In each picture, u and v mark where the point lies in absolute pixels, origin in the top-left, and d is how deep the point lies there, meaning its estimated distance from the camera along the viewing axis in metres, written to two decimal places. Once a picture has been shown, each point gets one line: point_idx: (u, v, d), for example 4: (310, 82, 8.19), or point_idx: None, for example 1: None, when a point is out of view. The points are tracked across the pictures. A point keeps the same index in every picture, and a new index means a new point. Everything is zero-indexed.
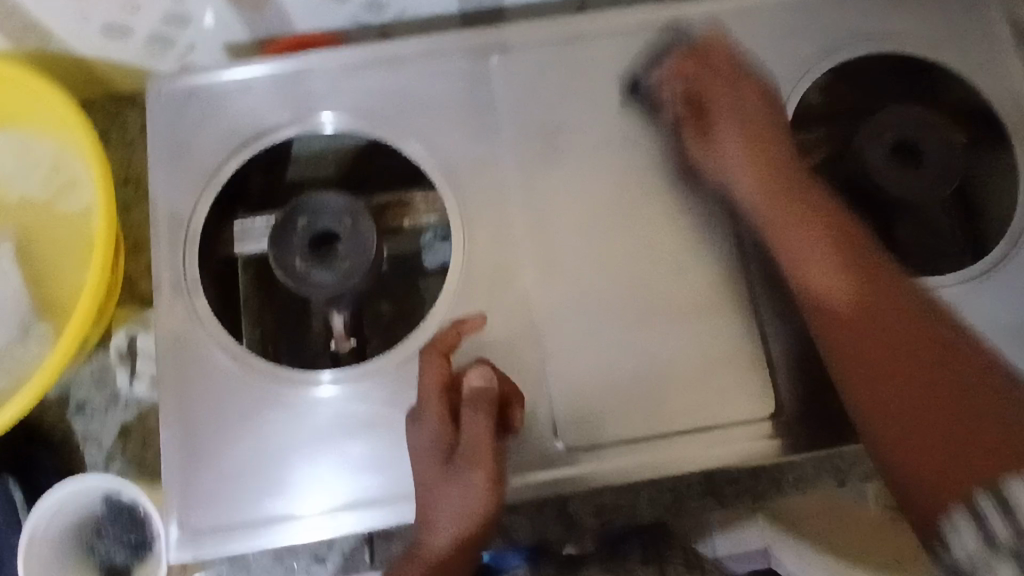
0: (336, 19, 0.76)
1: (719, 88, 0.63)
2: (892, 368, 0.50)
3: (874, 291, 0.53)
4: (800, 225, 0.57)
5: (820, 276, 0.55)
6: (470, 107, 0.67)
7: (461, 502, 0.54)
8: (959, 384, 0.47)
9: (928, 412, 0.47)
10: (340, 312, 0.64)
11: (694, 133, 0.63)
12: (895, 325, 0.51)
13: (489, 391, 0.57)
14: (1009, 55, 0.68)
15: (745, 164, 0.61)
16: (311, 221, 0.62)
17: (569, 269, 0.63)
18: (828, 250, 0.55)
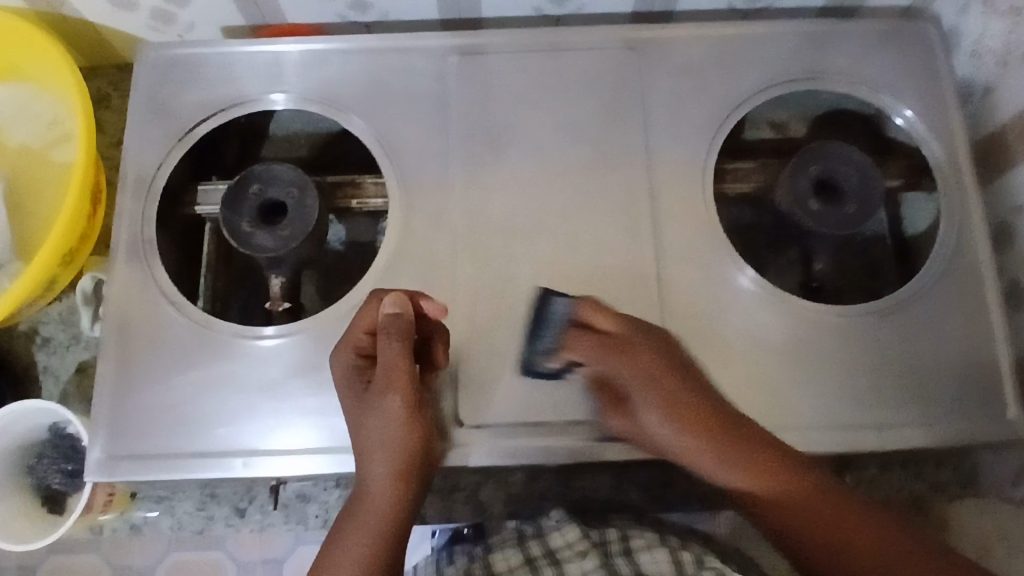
0: (325, 15, 0.81)
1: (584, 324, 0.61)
2: (830, 552, 0.56)
3: (785, 479, 0.58)
4: (685, 394, 0.60)
5: (752, 482, 0.58)
6: (427, 102, 0.71)
7: (385, 429, 0.58)
8: (852, 511, 0.57)
9: (899, 560, 0.55)
10: (278, 276, 0.69)
11: (580, 333, 0.61)
12: (835, 499, 0.58)
13: (403, 318, 0.59)
14: (948, 110, 0.72)
15: (605, 359, 0.60)
16: (261, 189, 0.67)
17: (495, 261, 0.67)
18: (762, 467, 0.58)
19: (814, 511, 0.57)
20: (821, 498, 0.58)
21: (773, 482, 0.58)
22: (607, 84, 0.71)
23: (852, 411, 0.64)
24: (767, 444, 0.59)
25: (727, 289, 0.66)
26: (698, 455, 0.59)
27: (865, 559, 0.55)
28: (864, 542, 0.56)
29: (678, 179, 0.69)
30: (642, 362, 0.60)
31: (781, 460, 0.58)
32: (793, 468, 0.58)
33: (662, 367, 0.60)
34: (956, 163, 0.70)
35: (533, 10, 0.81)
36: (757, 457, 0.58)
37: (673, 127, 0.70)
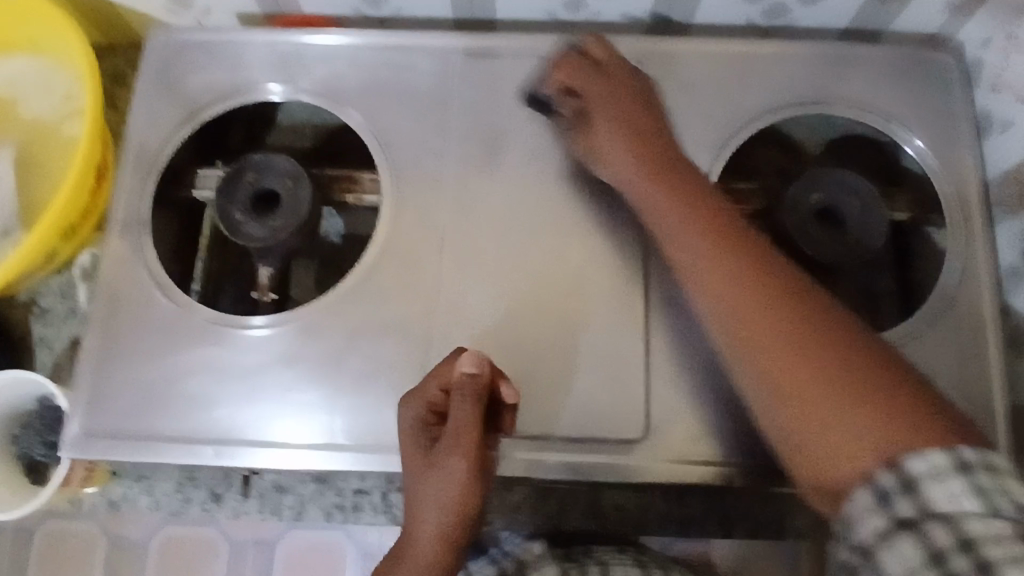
0: (339, 7, 0.81)
1: (609, 108, 0.64)
2: (794, 381, 0.50)
3: (776, 295, 0.53)
4: (710, 212, 0.58)
5: (716, 287, 0.55)
6: (430, 103, 0.71)
7: (440, 491, 0.56)
8: (862, 379, 0.49)
9: (840, 396, 0.48)
10: (268, 266, 0.68)
11: (582, 131, 0.66)
12: (806, 351, 0.50)
13: (478, 381, 0.57)
14: (963, 146, 0.70)
15: (637, 189, 0.62)
16: (257, 178, 0.67)
17: (484, 267, 0.66)
18: (732, 271, 0.54)
19: (795, 325, 0.51)
20: (819, 321, 0.51)
21: (721, 258, 0.55)
22: None
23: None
24: (755, 265, 0.54)
25: None
26: (690, 260, 0.57)
27: (839, 403, 0.48)
28: (836, 398, 0.48)
29: None
30: (671, 176, 0.61)
31: (785, 290, 0.53)
32: (803, 306, 0.52)
33: (664, 170, 0.61)
34: (967, 200, 0.68)
35: (546, 15, 0.80)
36: (769, 270, 0.54)
37: (675, 143, 0.69)
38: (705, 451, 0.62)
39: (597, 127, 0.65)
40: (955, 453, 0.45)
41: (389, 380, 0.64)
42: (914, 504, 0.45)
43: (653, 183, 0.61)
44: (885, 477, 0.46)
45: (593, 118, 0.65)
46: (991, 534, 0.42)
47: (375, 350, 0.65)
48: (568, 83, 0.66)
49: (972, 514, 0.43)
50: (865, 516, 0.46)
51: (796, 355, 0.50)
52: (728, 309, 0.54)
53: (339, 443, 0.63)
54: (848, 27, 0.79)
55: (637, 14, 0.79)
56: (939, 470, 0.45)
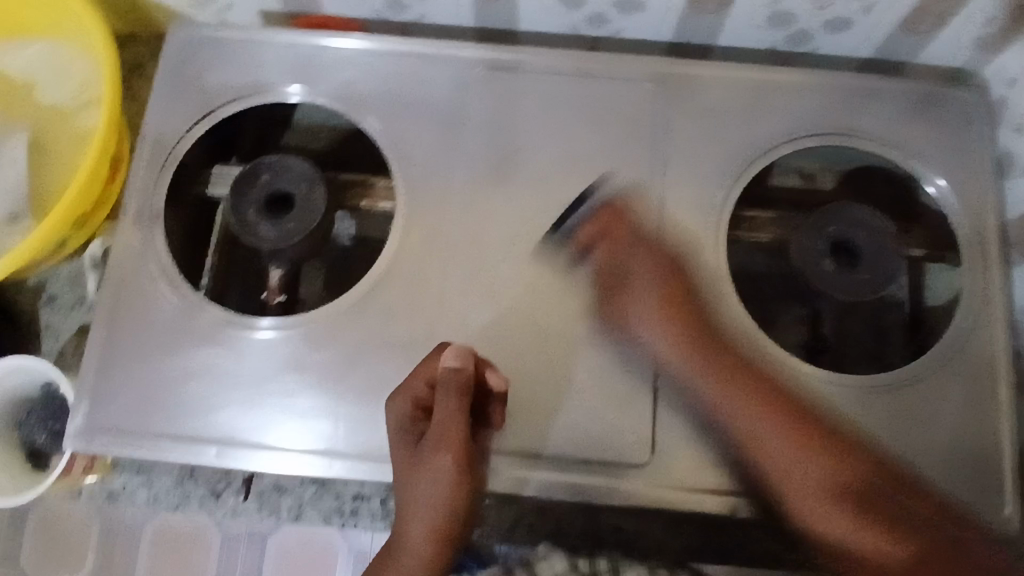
0: (363, 10, 0.81)
1: (638, 262, 0.66)
2: (818, 494, 0.58)
3: (784, 424, 0.60)
4: (720, 370, 0.62)
5: (751, 415, 0.61)
6: (450, 112, 0.71)
7: (429, 485, 0.57)
8: (859, 489, 0.57)
9: (857, 515, 0.56)
10: (278, 268, 0.69)
11: (605, 245, 0.66)
12: (793, 463, 0.59)
13: (462, 373, 0.59)
14: (983, 185, 0.70)
15: (610, 250, 0.66)
16: (271, 180, 0.67)
17: (494, 282, 0.66)
18: (725, 385, 0.62)
19: (802, 434, 0.59)
20: (818, 442, 0.59)
21: (728, 392, 0.62)
22: (632, 114, 0.71)
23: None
24: (760, 389, 0.61)
25: (726, 345, 0.64)
26: (685, 368, 0.63)
27: (832, 506, 0.57)
28: (848, 510, 0.56)
29: (688, 222, 0.68)
30: (623, 231, 0.66)
31: (776, 404, 0.61)
32: (788, 412, 0.60)
33: (666, 260, 0.65)
34: (985, 240, 0.68)
35: (569, 29, 0.80)
36: (716, 363, 0.63)
37: (691, 167, 0.69)
38: (707, 479, 0.62)
39: (632, 316, 0.65)
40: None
41: (394, 391, 0.64)
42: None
43: (684, 347, 0.63)
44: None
45: (624, 285, 0.66)
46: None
47: (382, 360, 0.65)
48: (596, 246, 0.67)
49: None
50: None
51: (812, 476, 0.58)
52: (753, 433, 0.60)
53: (342, 450, 0.63)
54: (871, 58, 0.79)
55: (660, 34, 0.79)
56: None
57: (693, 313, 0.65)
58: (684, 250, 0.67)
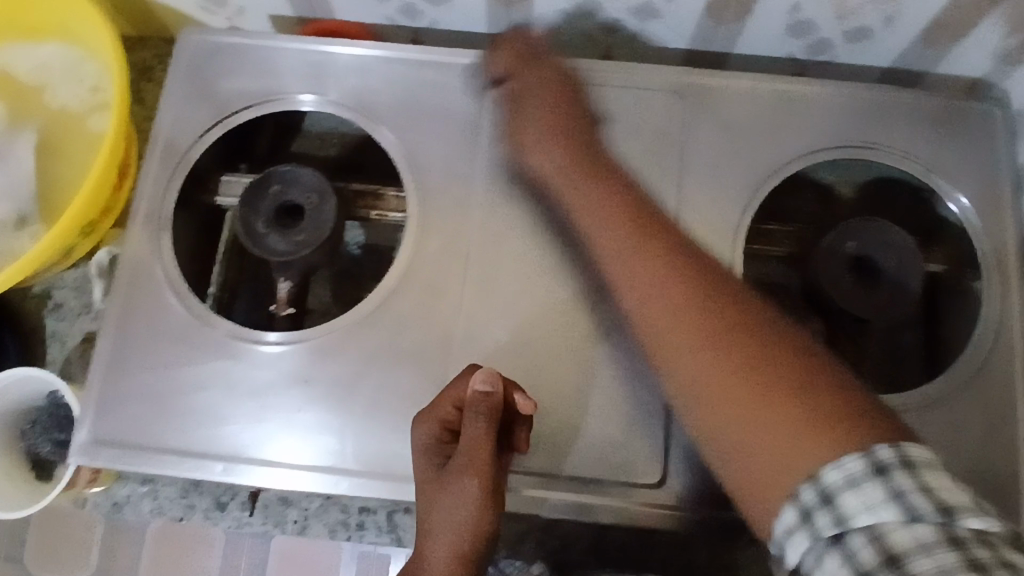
0: (374, 15, 0.80)
1: (534, 121, 0.66)
2: (727, 393, 0.50)
3: (679, 276, 0.55)
4: (628, 224, 0.59)
5: (661, 294, 0.55)
6: (464, 123, 0.70)
7: (452, 510, 0.54)
8: (783, 393, 0.48)
9: (784, 398, 0.47)
10: (286, 280, 0.67)
11: (512, 141, 0.67)
12: (709, 315, 0.52)
13: (491, 398, 0.55)
14: (1004, 200, 0.69)
15: (571, 186, 0.63)
16: (281, 191, 0.66)
17: (507, 296, 0.65)
18: (640, 256, 0.57)
19: (734, 349, 0.50)
20: (752, 341, 0.50)
21: (619, 242, 0.59)
22: (648, 126, 0.69)
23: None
24: (646, 233, 0.58)
25: None
26: (604, 249, 0.60)
27: (789, 411, 0.47)
28: (778, 415, 0.47)
29: (706, 234, 0.67)
30: (536, 99, 0.67)
31: (709, 281, 0.54)
32: (750, 309, 0.53)
33: (583, 160, 0.64)
34: (1004, 257, 0.67)
35: (584, 37, 0.78)
36: (665, 258, 0.57)
37: (709, 178, 0.68)
38: (721, 501, 0.61)
39: (533, 144, 0.66)
40: (872, 457, 0.44)
41: (404, 407, 0.63)
42: (833, 518, 0.44)
43: (574, 175, 0.63)
44: (806, 489, 0.45)
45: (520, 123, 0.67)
46: (863, 507, 0.43)
47: (391, 375, 0.64)
48: (501, 68, 0.69)
49: (892, 525, 0.42)
50: (789, 540, 0.45)
51: (732, 377, 0.50)
52: (671, 328, 0.54)
53: (349, 467, 0.62)
54: (891, 68, 0.77)
55: (675, 42, 0.78)
56: (857, 476, 0.43)
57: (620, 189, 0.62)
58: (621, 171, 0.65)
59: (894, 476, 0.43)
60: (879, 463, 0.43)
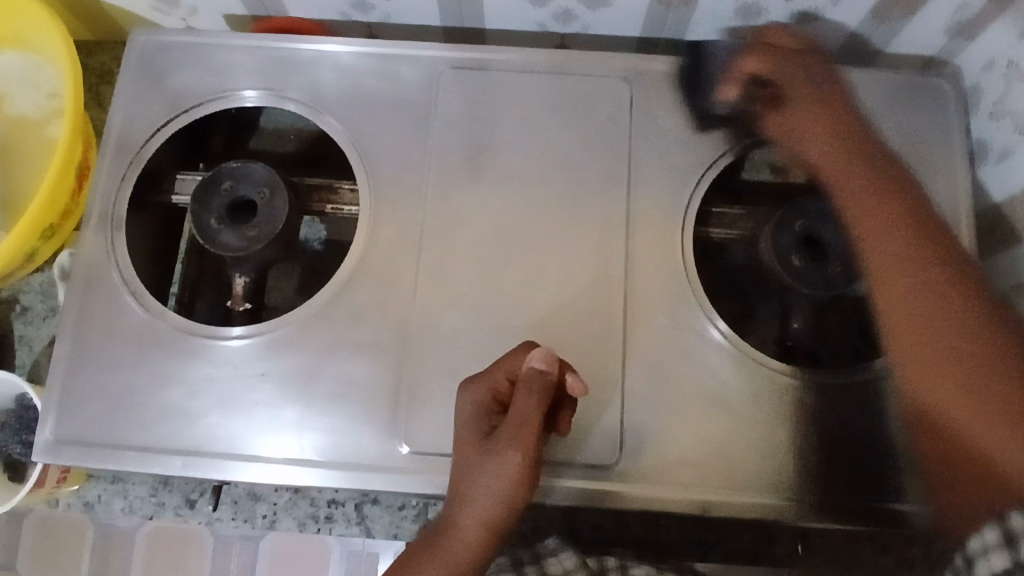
0: (327, 11, 0.80)
1: (802, 105, 0.64)
2: (937, 367, 0.54)
3: (940, 263, 0.57)
4: (879, 195, 0.60)
5: (907, 263, 0.57)
6: (415, 113, 0.69)
7: (492, 480, 0.54)
8: (1004, 378, 0.51)
9: (998, 390, 0.51)
10: (243, 276, 0.68)
11: (771, 112, 0.66)
12: (967, 304, 0.55)
13: (548, 375, 0.56)
14: (956, 173, 0.69)
15: (832, 159, 0.62)
16: (234, 186, 0.67)
17: (460, 283, 0.64)
18: (864, 213, 0.60)
19: (940, 319, 0.55)
20: (947, 313, 0.55)
21: (853, 201, 0.61)
22: (601, 108, 0.69)
23: (803, 485, 0.60)
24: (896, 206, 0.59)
25: (696, 345, 0.63)
26: (845, 200, 0.62)
27: (995, 396, 0.51)
28: (980, 386, 0.52)
29: (658, 216, 0.66)
30: (789, 74, 0.65)
31: (931, 249, 0.58)
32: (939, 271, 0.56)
33: (842, 119, 0.63)
34: (954, 230, 0.67)
35: (537, 26, 0.79)
36: (891, 214, 0.59)
37: (659, 159, 0.68)
38: (678, 480, 0.61)
39: (771, 117, 0.66)
40: (1005, 527, 0.49)
41: (361, 397, 0.62)
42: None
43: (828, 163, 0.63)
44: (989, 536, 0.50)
45: (784, 97, 0.65)
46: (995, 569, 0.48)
47: (346, 364, 0.63)
48: (756, 69, 0.65)
49: None
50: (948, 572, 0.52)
51: (934, 345, 0.54)
52: (903, 296, 0.57)
53: (309, 458, 0.62)
54: (843, 47, 0.78)
55: (627, 29, 0.78)
56: (991, 546, 0.49)
57: (863, 142, 0.63)
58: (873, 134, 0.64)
59: None
60: (1012, 535, 0.48)
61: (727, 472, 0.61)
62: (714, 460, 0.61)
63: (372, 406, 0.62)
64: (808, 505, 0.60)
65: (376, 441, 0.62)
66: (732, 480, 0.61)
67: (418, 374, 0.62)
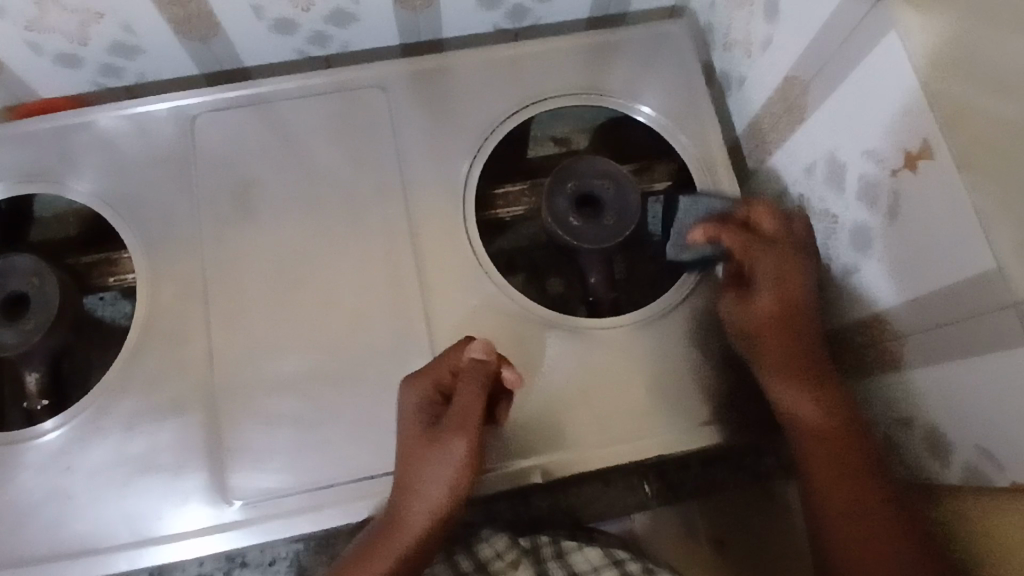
0: (78, 83, 0.77)
1: (767, 265, 0.62)
2: (847, 522, 0.58)
3: (839, 428, 0.59)
4: (800, 312, 0.61)
5: (824, 437, 0.59)
6: (179, 165, 0.68)
7: (440, 468, 0.56)
8: (895, 507, 0.57)
9: (908, 546, 0.55)
10: (35, 372, 0.65)
11: (744, 237, 0.62)
12: (863, 463, 0.58)
13: (488, 367, 0.57)
14: (704, 107, 0.74)
15: (764, 345, 0.61)
16: (1, 283, 0.64)
17: (254, 326, 0.63)
18: (787, 380, 0.61)
19: (891, 510, 0.57)
20: (852, 425, 0.59)
21: (774, 334, 0.61)
22: (364, 123, 0.69)
23: (639, 430, 0.63)
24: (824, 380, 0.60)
25: (505, 325, 0.65)
26: (757, 352, 0.62)
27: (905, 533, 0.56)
28: (905, 549, 0.55)
29: (438, 212, 0.67)
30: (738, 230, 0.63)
31: (829, 378, 0.61)
32: (852, 410, 0.60)
33: (796, 276, 0.62)
34: (713, 161, 0.72)
35: (296, 53, 0.78)
36: (795, 352, 0.61)
37: (429, 158, 0.69)
38: (508, 455, 0.63)
39: (756, 279, 0.62)
40: None
41: (184, 463, 0.60)
42: None
43: (767, 352, 0.61)
44: None
45: (749, 274, 0.63)
46: None
47: (159, 434, 0.61)
48: (729, 246, 0.62)
49: None
50: None
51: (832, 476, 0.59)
52: (823, 464, 0.59)
53: (147, 538, 0.59)
54: (590, 14, 0.81)
55: (387, 38, 0.79)
56: None
57: (795, 314, 0.61)
58: (787, 231, 0.63)
59: None
60: None
61: (552, 436, 0.63)
62: (539, 429, 0.63)
63: (198, 467, 0.60)
64: (648, 445, 0.63)
65: (207, 502, 0.59)
66: (560, 443, 0.63)
67: (236, 424, 0.61)
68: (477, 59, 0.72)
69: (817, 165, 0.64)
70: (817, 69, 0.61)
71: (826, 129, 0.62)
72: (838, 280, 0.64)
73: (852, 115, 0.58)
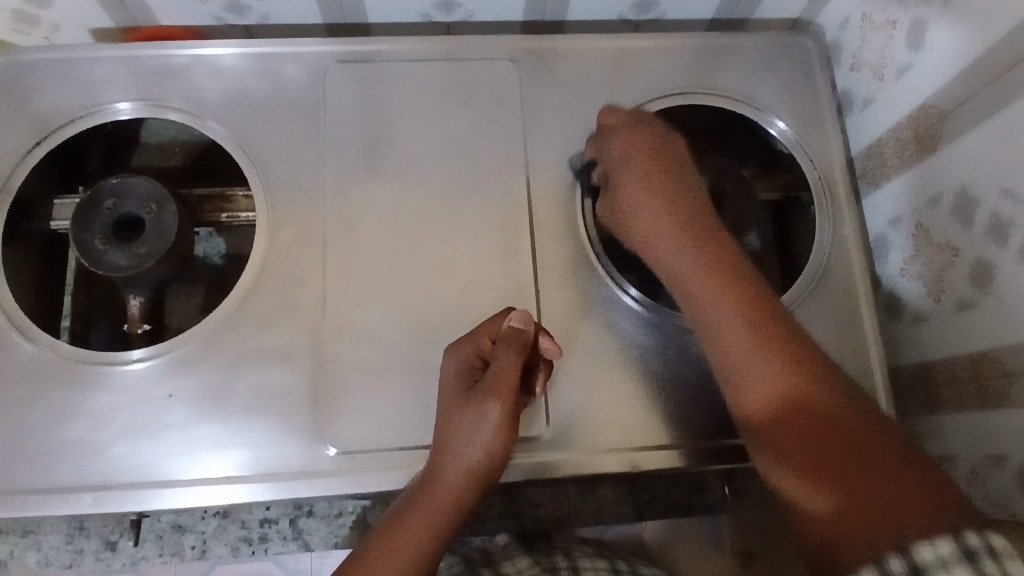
0: (200, 17, 0.76)
1: (635, 165, 0.60)
2: (798, 468, 0.50)
3: (774, 361, 0.53)
4: (716, 262, 0.56)
5: (757, 382, 0.53)
6: (305, 111, 0.67)
7: (473, 431, 0.53)
8: (853, 450, 0.49)
9: (867, 491, 0.47)
10: (138, 297, 0.66)
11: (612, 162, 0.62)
12: (807, 396, 0.51)
13: (523, 335, 0.55)
14: (825, 123, 0.73)
15: (684, 286, 0.57)
16: (116, 204, 0.63)
17: (366, 280, 0.63)
18: (725, 300, 0.55)
19: (841, 451, 0.49)
20: (799, 367, 0.52)
21: (692, 276, 0.56)
22: (489, 93, 0.69)
23: (715, 434, 0.63)
24: (750, 306, 0.54)
25: (613, 312, 0.65)
26: (685, 294, 0.57)
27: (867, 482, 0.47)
28: (865, 497, 0.46)
29: (556, 192, 0.67)
30: (642, 144, 0.61)
31: (765, 323, 0.54)
32: (795, 352, 0.53)
33: (667, 175, 0.59)
34: (830, 178, 0.72)
35: (420, 16, 0.78)
36: (722, 272, 0.56)
37: (551, 138, 0.69)
38: (609, 441, 0.62)
39: (629, 161, 0.61)
40: (961, 541, 0.41)
41: (278, 406, 0.60)
42: None
43: (682, 284, 0.57)
44: (891, 559, 0.43)
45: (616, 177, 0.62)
46: None
47: (258, 373, 0.61)
48: (610, 152, 0.62)
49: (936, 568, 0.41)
50: None
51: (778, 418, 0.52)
52: (760, 406, 0.53)
53: (234, 476, 0.59)
54: (714, 17, 0.81)
55: (511, 11, 0.78)
56: (948, 559, 0.41)
57: (712, 249, 0.57)
58: (695, 183, 0.60)
59: (986, 562, 0.40)
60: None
61: (648, 429, 0.62)
62: (636, 420, 0.63)
63: (294, 412, 0.60)
64: (721, 449, 0.63)
65: (299, 446, 0.59)
66: (658, 437, 0.62)
67: (336, 373, 0.61)
68: (606, 44, 0.72)
69: (944, 195, 0.64)
70: (958, 100, 0.62)
71: (961, 160, 0.61)
72: (949, 312, 0.64)
73: (994, 151, 0.58)
